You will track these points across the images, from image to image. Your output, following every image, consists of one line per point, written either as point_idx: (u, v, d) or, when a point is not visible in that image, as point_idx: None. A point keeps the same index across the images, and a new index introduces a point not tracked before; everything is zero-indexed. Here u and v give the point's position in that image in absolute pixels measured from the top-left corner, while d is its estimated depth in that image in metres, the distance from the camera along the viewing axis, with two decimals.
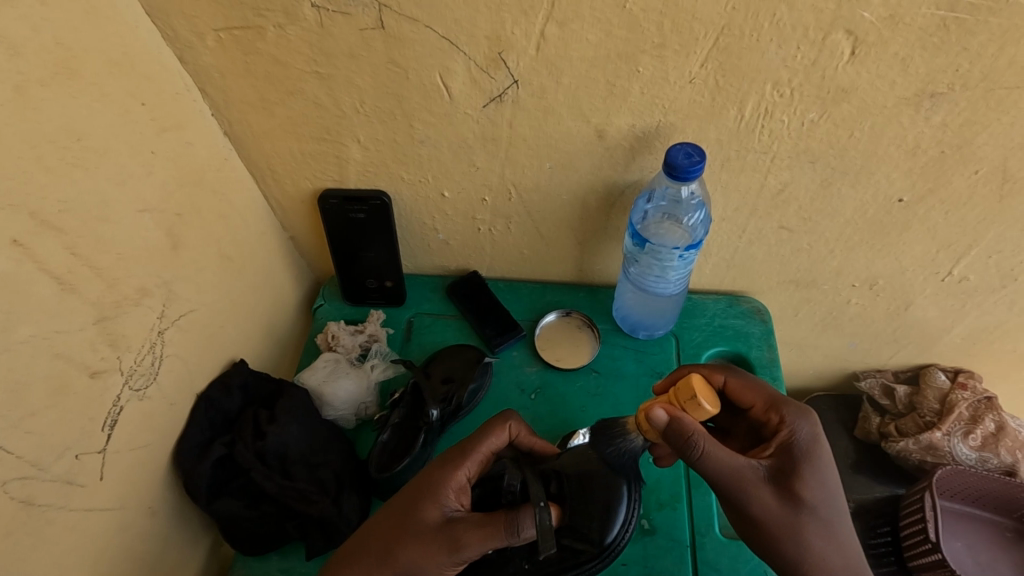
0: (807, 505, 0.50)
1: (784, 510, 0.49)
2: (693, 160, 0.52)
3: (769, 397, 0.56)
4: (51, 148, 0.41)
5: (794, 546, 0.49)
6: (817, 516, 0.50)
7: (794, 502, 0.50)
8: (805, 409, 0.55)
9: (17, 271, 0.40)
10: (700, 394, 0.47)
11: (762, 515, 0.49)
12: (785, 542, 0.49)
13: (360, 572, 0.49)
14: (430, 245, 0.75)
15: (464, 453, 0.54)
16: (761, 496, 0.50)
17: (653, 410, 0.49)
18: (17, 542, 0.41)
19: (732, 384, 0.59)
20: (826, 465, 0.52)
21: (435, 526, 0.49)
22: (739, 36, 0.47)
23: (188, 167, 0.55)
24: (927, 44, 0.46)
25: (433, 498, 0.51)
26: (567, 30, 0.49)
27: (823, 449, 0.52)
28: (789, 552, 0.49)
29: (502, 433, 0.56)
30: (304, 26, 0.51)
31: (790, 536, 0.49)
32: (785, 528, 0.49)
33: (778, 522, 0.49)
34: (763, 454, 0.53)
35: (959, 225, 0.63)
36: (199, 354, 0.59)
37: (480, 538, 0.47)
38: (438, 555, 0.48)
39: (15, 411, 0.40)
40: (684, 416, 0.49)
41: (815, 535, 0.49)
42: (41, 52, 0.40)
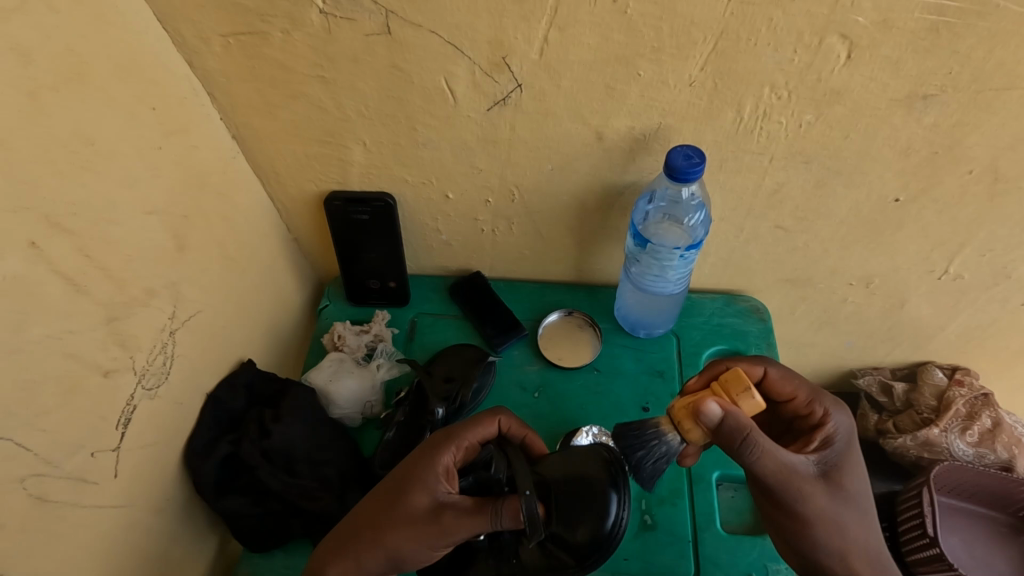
0: (849, 500, 0.52)
1: (835, 504, 0.51)
2: (693, 163, 0.53)
3: (810, 391, 0.57)
4: (63, 152, 0.43)
5: (837, 540, 0.52)
6: (857, 509, 0.52)
7: (843, 498, 0.52)
8: (840, 403, 0.57)
9: (31, 273, 0.41)
10: (751, 387, 0.49)
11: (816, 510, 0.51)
12: (837, 534, 0.51)
13: (349, 552, 0.50)
14: (432, 246, 0.76)
15: (450, 440, 0.54)
16: (815, 493, 0.51)
17: (710, 405, 0.48)
18: (32, 537, 0.42)
19: (773, 375, 0.58)
20: (856, 459, 0.55)
21: (424, 512, 0.50)
22: (734, 39, 0.49)
23: (194, 170, 0.56)
24: (918, 46, 0.47)
25: (423, 484, 0.51)
26: (566, 34, 0.50)
27: (856, 444, 0.55)
28: (829, 546, 0.52)
29: (490, 423, 0.56)
30: (309, 31, 0.52)
31: (835, 531, 0.51)
32: (834, 523, 0.51)
33: (828, 517, 0.51)
34: (809, 448, 0.54)
35: (952, 224, 0.64)
36: (206, 354, 0.60)
37: (468, 525, 0.48)
38: (426, 537, 0.49)
39: (29, 410, 0.41)
40: (737, 410, 0.48)
41: (854, 525, 0.52)
42: (53, 57, 0.41)
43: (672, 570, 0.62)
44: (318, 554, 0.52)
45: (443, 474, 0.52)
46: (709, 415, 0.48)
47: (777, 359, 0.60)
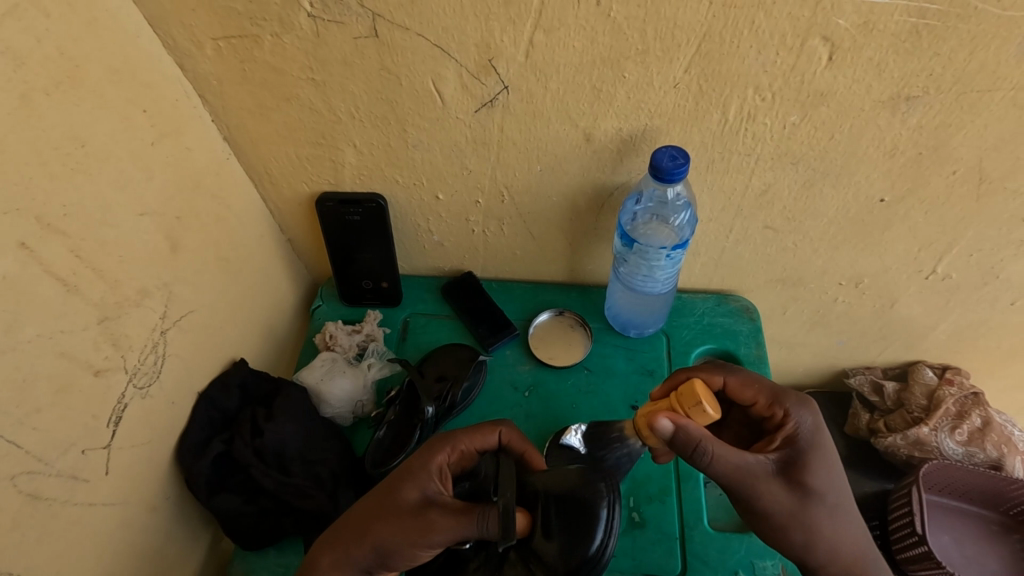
0: (818, 494, 0.52)
1: (794, 500, 0.52)
2: (677, 162, 0.54)
3: (771, 393, 0.56)
4: (55, 154, 0.43)
5: (816, 533, 0.52)
6: (823, 503, 0.52)
7: (802, 492, 0.52)
8: (804, 400, 0.56)
9: (23, 274, 0.41)
10: (704, 400, 0.51)
11: (779, 512, 0.52)
12: (802, 529, 0.52)
13: (336, 546, 0.51)
14: (424, 247, 0.76)
15: (445, 441, 0.55)
16: (772, 491, 0.52)
17: (659, 420, 0.51)
18: (23, 534, 0.42)
19: (731, 383, 0.58)
20: (827, 453, 0.54)
21: (411, 507, 0.51)
22: (719, 42, 0.49)
23: (186, 173, 0.57)
24: (900, 49, 0.48)
25: (414, 480, 0.52)
26: (554, 37, 0.50)
27: (824, 438, 0.54)
28: (811, 538, 0.52)
29: (491, 433, 0.58)
30: (299, 34, 0.52)
31: (813, 527, 0.52)
32: (811, 522, 0.52)
33: (798, 516, 0.52)
34: (769, 448, 0.54)
35: (939, 223, 0.64)
36: (199, 354, 0.60)
37: (451, 526, 0.49)
38: (411, 534, 0.49)
39: (21, 408, 0.42)
40: (689, 424, 0.50)
41: (823, 520, 0.52)
42: (45, 61, 0.42)
43: (660, 568, 0.62)
44: (310, 551, 0.52)
45: (436, 474, 0.53)
46: (661, 429, 0.51)
47: (737, 366, 0.60)
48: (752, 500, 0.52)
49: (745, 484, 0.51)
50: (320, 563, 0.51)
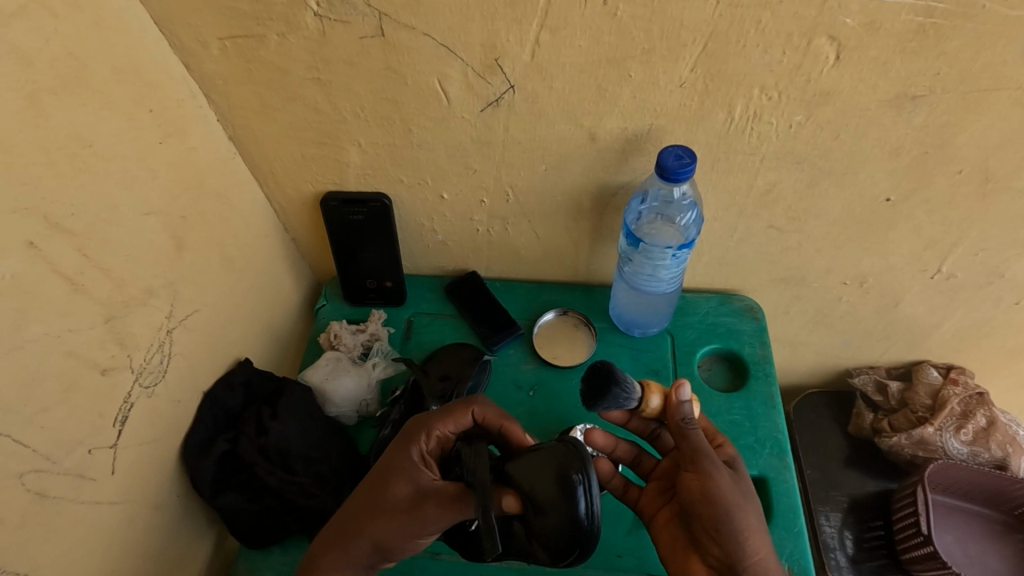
0: (756, 506, 0.52)
1: (738, 491, 0.52)
2: (683, 161, 0.54)
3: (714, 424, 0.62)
4: (62, 154, 0.43)
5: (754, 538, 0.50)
6: (755, 510, 0.52)
7: (743, 490, 0.53)
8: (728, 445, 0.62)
9: (30, 273, 0.41)
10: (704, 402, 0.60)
11: (727, 497, 0.51)
12: (735, 524, 0.50)
13: (334, 545, 0.51)
14: (428, 246, 0.77)
15: (424, 429, 0.54)
16: (720, 475, 0.52)
17: (686, 382, 0.55)
18: (30, 533, 0.42)
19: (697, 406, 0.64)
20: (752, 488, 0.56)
21: (404, 502, 0.51)
22: (724, 41, 0.49)
23: (191, 172, 0.57)
24: (906, 48, 0.48)
25: (401, 475, 0.52)
26: (559, 36, 0.50)
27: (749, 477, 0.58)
28: (747, 542, 0.50)
29: (463, 411, 0.55)
30: (305, 34, 0.52)
31: (750, 529, 0.50)
32: (750, 523, 0.50)
33: (741, 509, 0.51)
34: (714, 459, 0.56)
35: (943, 223, 0.64)
36: (204, 354, 0.61)
37: (447, 518, 0.49)
38: (402, 525, 0.50)
39: (28, 407, 0.42)
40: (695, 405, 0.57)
41: (753, 521, 0.51)
42: (51, 61, 0.42)
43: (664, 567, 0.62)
44: (310, 549, 0.53)
45: (422, 463, 0.53)
46: (681, 393, 0.55)
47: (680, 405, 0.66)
48: (704, 478, 0.52)
49: (704, 461, 0.52)
50: (321, 565, 0.51)
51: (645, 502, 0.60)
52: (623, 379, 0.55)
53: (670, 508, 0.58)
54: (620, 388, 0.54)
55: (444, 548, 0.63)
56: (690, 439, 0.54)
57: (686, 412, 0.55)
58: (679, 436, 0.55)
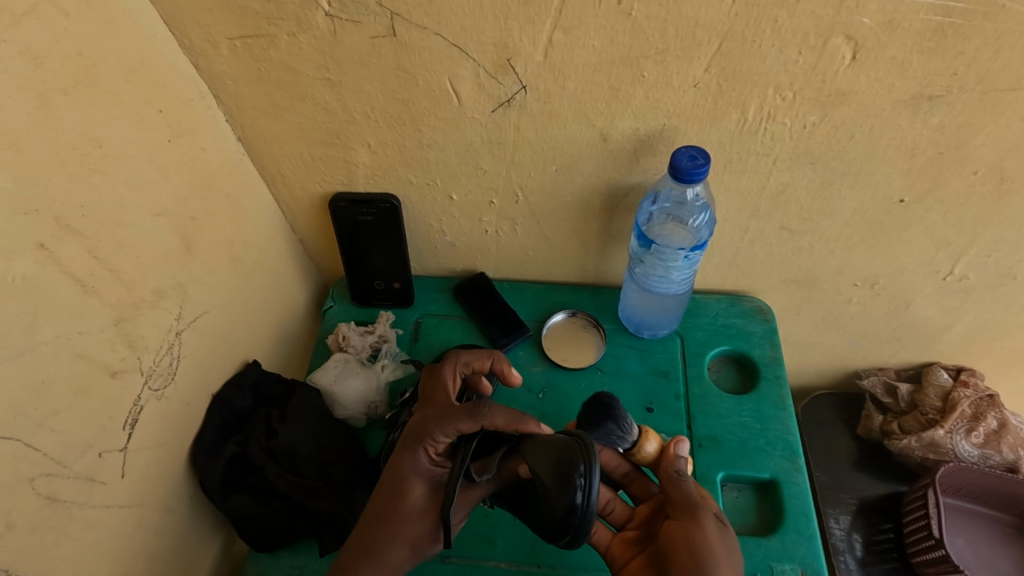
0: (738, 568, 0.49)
1: (722, 540, 0.49)
2: (697, 162, 0.53)
3: None
4: (73, 154, 0.43)
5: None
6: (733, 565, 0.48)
7: (727, 542, 0.50)
8: None
9: (41, 274, 0.41)
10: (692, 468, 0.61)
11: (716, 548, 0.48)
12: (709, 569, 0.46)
13: (364, 558, 0.50)
14: (436, 247, 0.76)
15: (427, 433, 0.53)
16: (708, 523, 0.49)
17: (684, 440, 0.58)
18: (41, 537, 0.42)
19: None
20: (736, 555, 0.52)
21: (426, 502, 0.52)
22: (740, 41, 0.49)
23: (201, 173, 0.57)
24: (924, 48, 0.47)
25: (415, 480, 0.52)
26: (572, 36, 0.50)
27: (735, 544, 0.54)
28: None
29: (468, 420, 0.52)
30: (316, 34, 0.52)
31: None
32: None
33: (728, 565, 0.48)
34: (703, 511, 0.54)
35: (957, 224, 0.63)
36: (213, 356, 0.60)
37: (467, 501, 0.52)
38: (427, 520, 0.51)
39: (40, 410, 0.41)
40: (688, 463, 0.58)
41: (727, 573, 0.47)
42: (63, 60, 0.42)
43: None
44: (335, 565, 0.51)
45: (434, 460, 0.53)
46: (681, 446, 0.57)
47: None
48: (696, 527, 0.49)
49: (698, 510, 0.50)
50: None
51: (616, 551, 0.54)
52: (621, 415, 0.58)
53: (643, 560, 0.52)
54: (617, 426, 0.57)
55: (454, 551, 0.62)
56: (681, 488, 0.53)
57: (680, 466, 0.56)
58: (671, 485, 0.54)
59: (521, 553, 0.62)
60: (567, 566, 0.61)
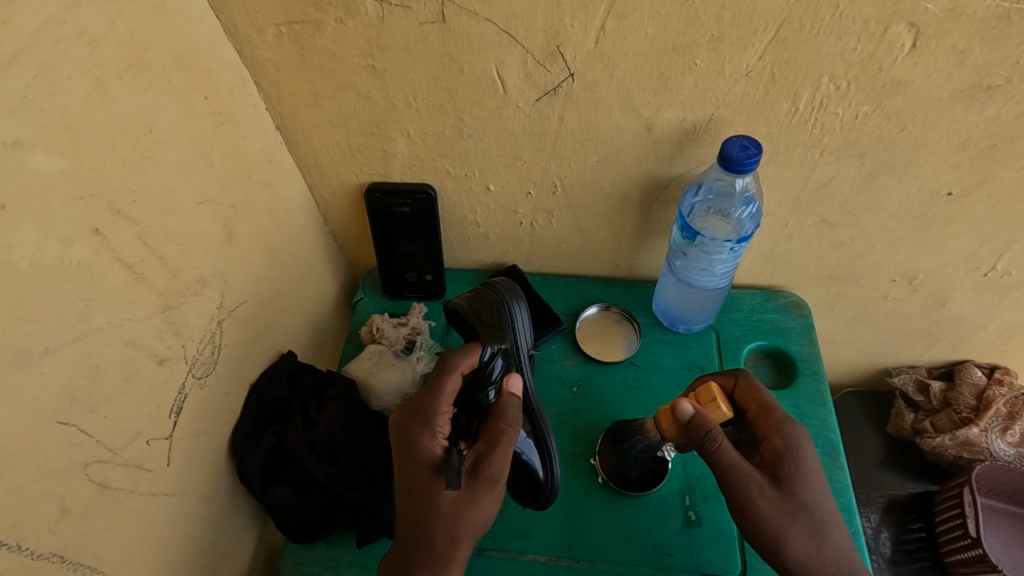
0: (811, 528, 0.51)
1: (782, 500, 0.51)
2: (748, 152, 0.52)
3: (764, 408, 0.56)
4: (125, 140, 0.42)
5: (797, 549, 0.50)
6: (807, 514, 0.51)
7: (790, 496, 0.51)
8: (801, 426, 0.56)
9: (96, 260, 0.41)
10: (720, 396, 0.54)
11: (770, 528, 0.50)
12: (774, 539, 0.50)
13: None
14: (470, 239, 0.76)
15: (431, 413, 0.52)
16: (755, 494, 0.51)
17: (681, 402, 0.54)
18: (94, 523, 0.42)
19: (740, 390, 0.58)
20: (814, 474, 0.53)
21: (458, 521, 0.50)
22: (798, 28, 0.48)
23: (241, 161, 0.56)
24: (987, 36, 0.46)
25: (435, 499, 0.50)
26: (625, 23, 0.49)
27: (810, 460, 0.54)
28: (793, 556, 0.50)
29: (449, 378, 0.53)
30: (363, 20, 0.51)
31: (798, 552, 0.50)
32: (798, 549, 0.50)
33: (792, 527, 0.51)
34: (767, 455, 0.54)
35: (1005, 218, 0.62)
36: (250, 345, 0.60)
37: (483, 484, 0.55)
38: (491, 494, 0.50)
39: (93, 397, 0.41)
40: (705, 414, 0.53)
41: (801, 530, 0.51)
42: (116, 43, 0.41)
43: (718, 568, 0.60)
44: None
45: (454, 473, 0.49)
46: (682, 412, 0.54)
47: (751, 378, 0.58)
48: (748, 506, 0.51)
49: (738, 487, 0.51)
50: None
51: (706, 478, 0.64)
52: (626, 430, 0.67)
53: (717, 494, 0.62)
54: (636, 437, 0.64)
55: (490, 544, 0.62)
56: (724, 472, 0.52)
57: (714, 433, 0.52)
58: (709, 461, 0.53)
59: (559, 547, 0.62)
60: (604, 562, 0.61)
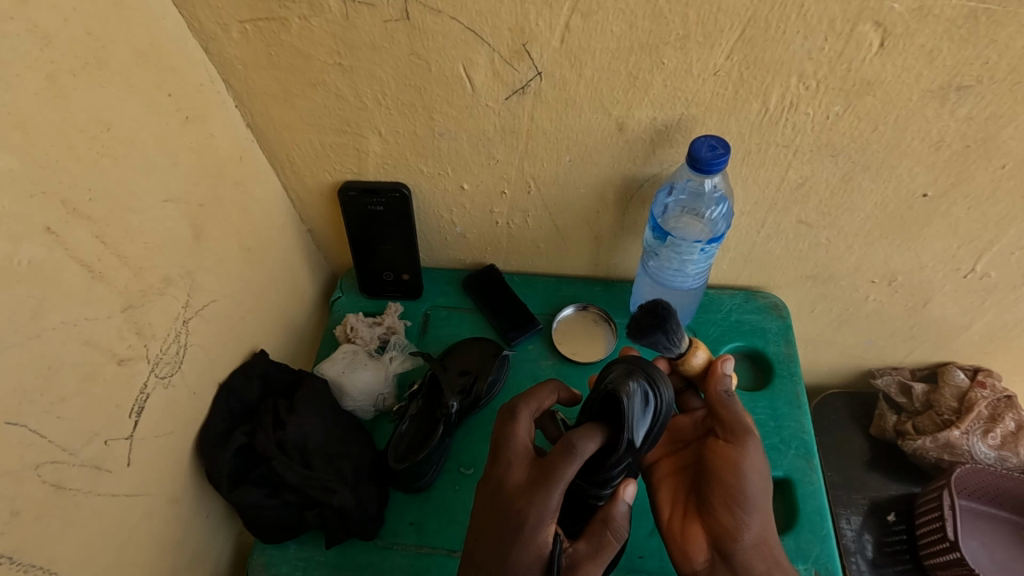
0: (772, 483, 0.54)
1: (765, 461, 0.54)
2: (716, 152, 0.52)
3: None
4: (81, 138, 0.42)
5: (760, 503, 0.51)
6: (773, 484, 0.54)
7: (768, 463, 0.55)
8: None
9: (49, 258, 0.40)
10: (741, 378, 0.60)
11: (754, 466, 0.52)
12: (747, 484, 0.51)
13: None
14: (447, 239, 0.75)
15: (545, 507, 0.44)
16: (754, 448, 0.53)
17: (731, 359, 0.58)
18: (48, 524, 0.41)
19: None
20: None
21: None
22: (764, 27, 0.47)
23: (209, 159, 0.56)
24: (955, 35, 0.46)
25: None
26: (591, 21, 0.49)
27: None
28: (753, 507, 0.51)
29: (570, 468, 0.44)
30: (329, 17, 0.51)
31: (761, 501, 0.51)
32: (765, 498, 0.52)
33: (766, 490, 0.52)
34: None
35: (981, 220, 0.62)
36: (220, 345, 0.59)
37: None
38: None
39: (47, 397, 0.41)
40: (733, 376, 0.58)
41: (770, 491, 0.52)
42: (70, 41, 0.41)
43: None
44: None
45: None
46: (728, 365, 0.57)
47: None
48: (742, 451, 0.53)
49: (745, 437, 0.53)
50: None
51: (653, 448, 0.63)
52: None
53: (675, 462, 0.61)
54: None
55: (461, 545, 0.63)
56: (730, 409, 0.55)
57: (728, 385, 0.57)
58: (721, 406, 0.55)
59: None
60: None
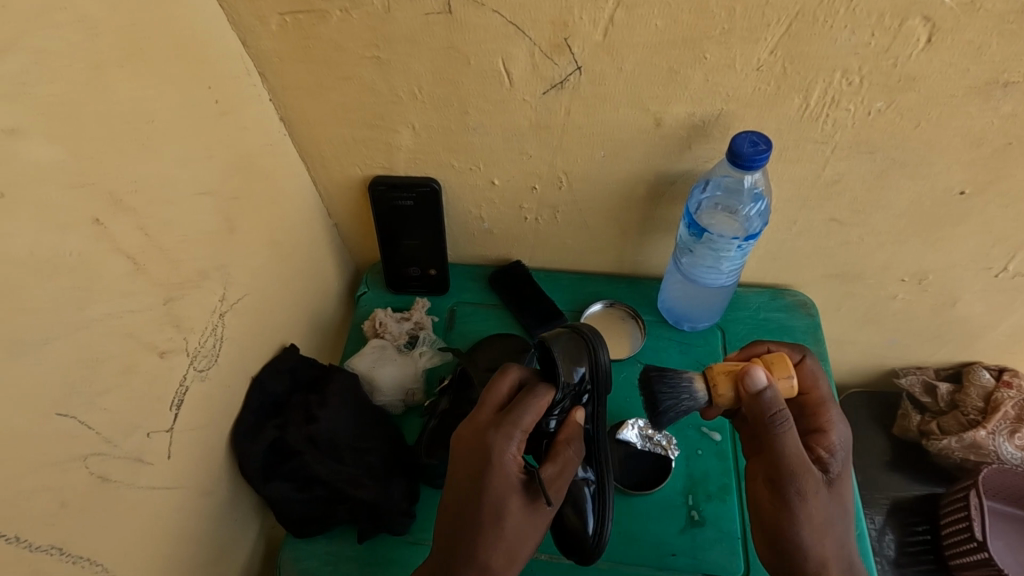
0: (835, 517, 0.52)
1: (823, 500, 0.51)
2: (759, 148, 0.51)
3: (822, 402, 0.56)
4: (125, 130, 0.42)
5: (815, 548, 0.50)
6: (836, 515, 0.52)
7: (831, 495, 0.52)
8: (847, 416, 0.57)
9: (96, 250, 0.40)
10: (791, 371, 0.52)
11: (805, 520, 0.50)
12: (797, 532, 0.50)
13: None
14: (473, 235, 0.75)
15: (512, 423, 0.48)
16: (807, 496, 0.50)
17: (762, 371, 0.50)
18: (93, 515, 0.42)
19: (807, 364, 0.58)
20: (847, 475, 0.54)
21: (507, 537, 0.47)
22: (811, 22, 0.47)
23: (243, 151, 0.56)
24: (1004, 31, 0.45)
25: (492, 510, 0.47)
26: (635, 14, 0.48)
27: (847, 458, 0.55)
28: (809, 554, 0.50)
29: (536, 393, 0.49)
30: (368, 10, 0.51)
31: (819, 544, 0.50)
32: (821, 540, 0.50)
33: (824, 530, 0.51)
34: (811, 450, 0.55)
35: (1017, 218, 0.61)
36: (252, 338, 0.59)
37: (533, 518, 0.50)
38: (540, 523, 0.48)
39: (92, 388, 0.41)
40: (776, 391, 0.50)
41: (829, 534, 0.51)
42: (117, 31, 0.41)
43: (721, 568, 0.60)
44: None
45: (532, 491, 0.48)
46: (758, 381, 0.50)
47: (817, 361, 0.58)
48: (791, 500, 0.50)
49: (791, 483, 0.50)
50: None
51: None
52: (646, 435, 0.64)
53: None
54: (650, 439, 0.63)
55: None
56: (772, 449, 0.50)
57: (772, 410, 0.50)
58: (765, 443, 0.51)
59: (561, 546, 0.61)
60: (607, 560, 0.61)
